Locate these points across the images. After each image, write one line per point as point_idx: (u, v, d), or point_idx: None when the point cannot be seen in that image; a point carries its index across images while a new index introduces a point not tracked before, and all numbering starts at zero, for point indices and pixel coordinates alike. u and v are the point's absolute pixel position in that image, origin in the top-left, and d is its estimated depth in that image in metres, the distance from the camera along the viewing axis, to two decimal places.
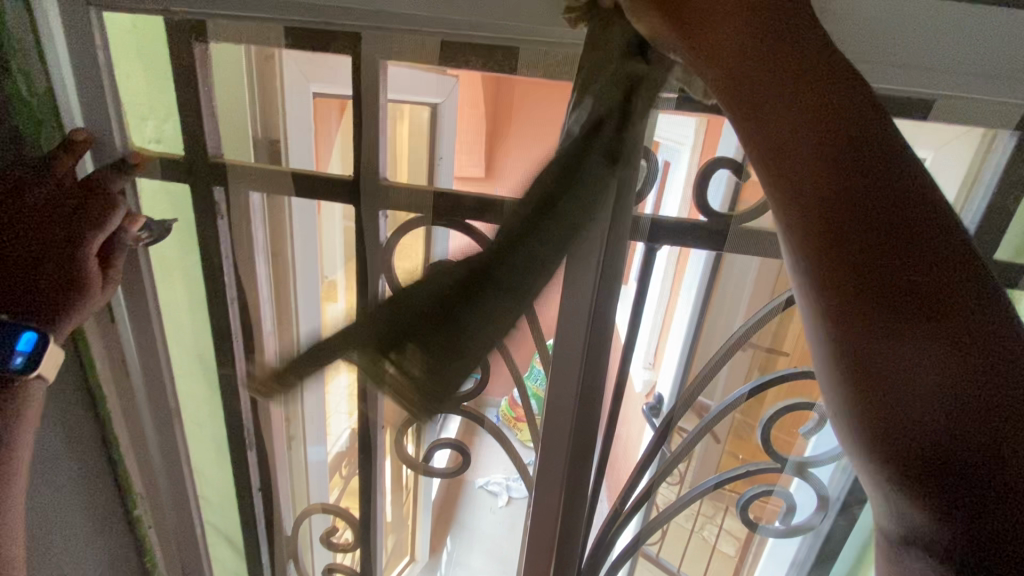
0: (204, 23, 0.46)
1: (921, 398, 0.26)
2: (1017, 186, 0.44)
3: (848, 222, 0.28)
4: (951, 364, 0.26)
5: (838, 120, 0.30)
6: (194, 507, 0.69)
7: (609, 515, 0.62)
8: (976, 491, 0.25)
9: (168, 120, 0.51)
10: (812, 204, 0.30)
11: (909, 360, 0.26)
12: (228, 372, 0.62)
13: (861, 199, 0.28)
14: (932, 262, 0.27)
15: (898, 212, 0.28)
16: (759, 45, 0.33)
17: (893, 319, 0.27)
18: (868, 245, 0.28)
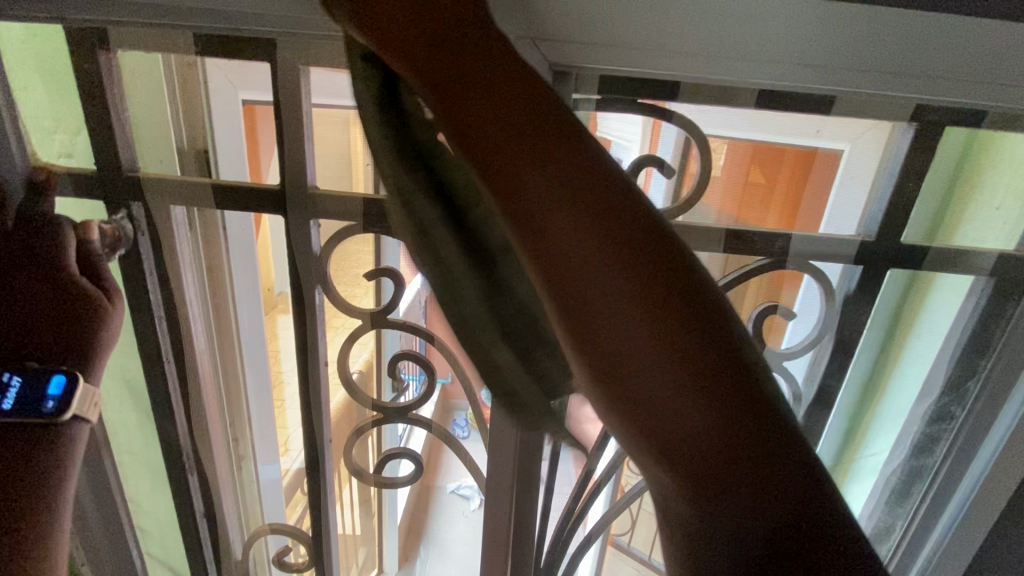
0: (105, 30, 0.44)
1: (680, 441, 0.28)
2: (916, 173, 0.48)
3: (595, 304, 0.29)
4: (698, 412, 0.28)
5: (570, 177, 0.30)
6: (131, 536, 0.65)
7: (567, 507, 0.63)
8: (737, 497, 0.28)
9: (78, 134, 0.49)
10: (574, 289, 0.30)
11: (670, 420, 0.28)
12: (159, 395, 0.59)
13: (608, 269, 0.29)
14: (669, 309, 0.29)
15: (642, 282, 0.29)
16: (449, 77, 0.32)
17: (628, 362, 0.29)
18: (621, 329, 0.29)
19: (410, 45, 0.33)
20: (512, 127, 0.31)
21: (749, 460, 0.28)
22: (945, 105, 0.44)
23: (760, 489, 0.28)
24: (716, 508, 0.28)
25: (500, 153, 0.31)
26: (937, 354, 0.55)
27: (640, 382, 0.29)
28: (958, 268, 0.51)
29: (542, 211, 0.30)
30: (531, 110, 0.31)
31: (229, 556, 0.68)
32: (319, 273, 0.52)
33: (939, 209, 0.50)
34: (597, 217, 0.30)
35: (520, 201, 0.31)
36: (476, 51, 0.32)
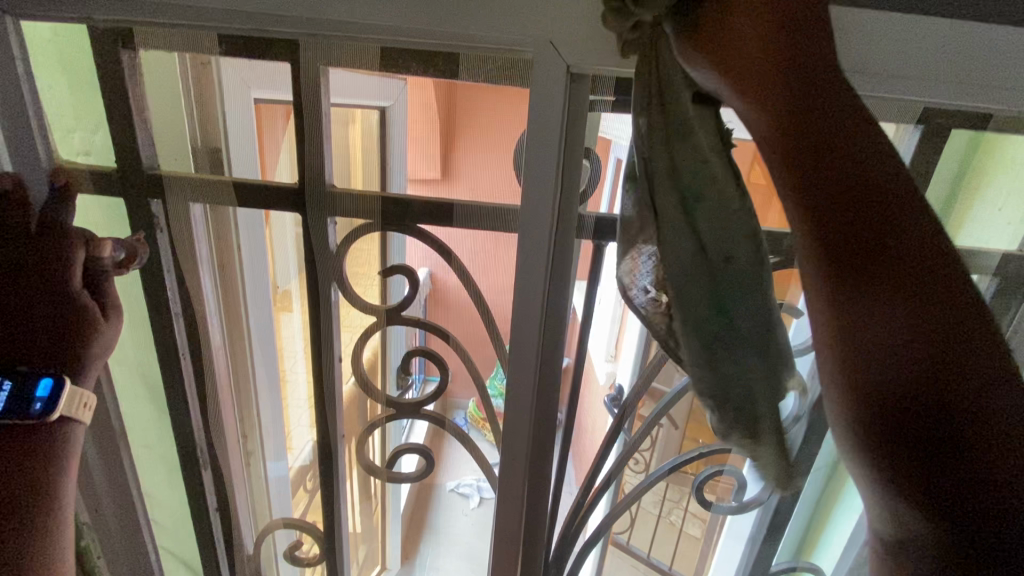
0: (131, 30, 0.45)
1: (899, 397, 0.35)
2: (923, 175, 0.49)
3: (869, 292, 0.36)
4: (930, 372, 0.35)
5: (854, 167, 0.36)
6: (145, 530, 0.66)
7: (574, 503, 0.64)
8: (953, 455, 0.34)
9: (98, 131, 0.49)
10: (857, 275, 0.36)
11: (905, 376, 0.35)
12: (175, 390, 0.60)
13: (874, 245, 0.36)
14: (915, 288, 0.36)
15: (917, 290, 0.36)
16: (779, 66, 0.36)
17: (872, 325, 0.36)
18: (879, 316, 0.36)
19: (733, 56, 0.37)
20: (814, 119, 0.36)
21: (976, 422, 0.35)
22: (951, 107, 0.45)
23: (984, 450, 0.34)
24: (921, 457, 0.35)
25: (797, 137, 0.36)
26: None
27: (874, 341, 0.36)
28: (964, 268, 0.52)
29: (815, 187, 0.36)
30: (844, 108, 0.36)
31: (241, 550, 0.68)
32: (337, 274, 0.53)
33: (944, 212, 0.51)
34: (887, 226, 0.36)
35: (816, 201, 0.36)
36: (811, 63, 0.36)
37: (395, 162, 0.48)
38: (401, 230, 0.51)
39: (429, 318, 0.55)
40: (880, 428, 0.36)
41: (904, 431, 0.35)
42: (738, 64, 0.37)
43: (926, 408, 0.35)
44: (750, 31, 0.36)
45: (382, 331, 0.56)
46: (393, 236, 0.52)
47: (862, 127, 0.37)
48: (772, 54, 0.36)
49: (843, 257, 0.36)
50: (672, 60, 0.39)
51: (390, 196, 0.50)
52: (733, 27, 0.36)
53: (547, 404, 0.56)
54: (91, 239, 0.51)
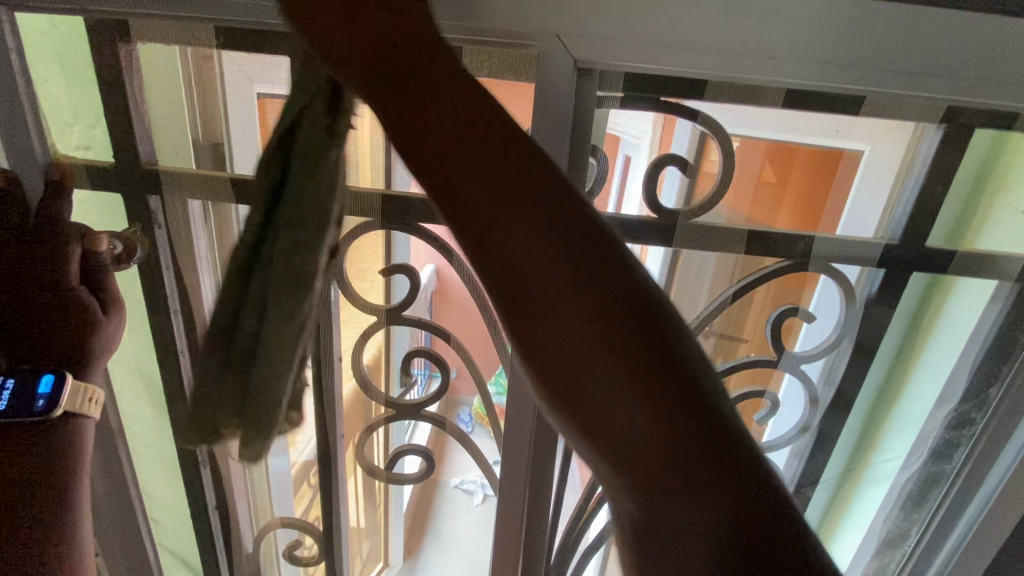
0: (127, 22, 0.44)
1: (619, 434, 0.29)
2: (943, 176, 0.47)
3: (552, 337, 0.30)
4: (625, 396, 0.29)
5: (499, 156, 0.31)
6: (143, 527, 0.66)
7: (577, 508, 0.63)
8: (661, 491, 0.28)
9: (97, 126, 0.49)
10: (535, 324, 0.30)
11: (616, 411, 0.29)
12: (174, 388, 0.59)
13: (536, 246, 0.30)
14: (599, 294, 0.30)
15: (589, 298, 0.30)
16: (387, 48, 0.33)
17: (568, 353, 0.30)
18: (589, 352, 0.29)
19: (356, 65, 0.33)
20: (441, 105, 0.31)
21: (657, 452, 0.28)
22: (978, 106, 0.43)
23: (664, 472, 0.28)
24: (663, 499, 0.28)
25: (426, 134, 0.32)
26: (959, 358, 0.54)
27: (572, 370, 0.30)
28: (982, 272, 0.50)
29: (469, 188, 0.31)
30: (455, 93, 0.32)
31: (239, 548, 0.68)
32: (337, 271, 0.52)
33: (964, 214, 0.49)
34: (546, 222, 0.31)
35: (463, 203, 0.31)
36: (435, 79, 0.32)
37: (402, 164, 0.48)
38: (406, 229, 0.51)
39: (434, 318, 0.54)
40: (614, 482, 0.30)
41: (653, 495, 0.29)
42: (344, 57, 0.34)
43: (637, 438, 0.29)
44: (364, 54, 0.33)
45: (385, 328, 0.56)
46: (398, 234, 0.51)
47: (489, 111, 0.32)
48: (384, 47, 0.33)
49: (521, 268, 0.30)
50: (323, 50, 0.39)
51: (392, 194, 0.49)
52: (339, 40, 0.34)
53: None
54: (88, 235, 0.51)
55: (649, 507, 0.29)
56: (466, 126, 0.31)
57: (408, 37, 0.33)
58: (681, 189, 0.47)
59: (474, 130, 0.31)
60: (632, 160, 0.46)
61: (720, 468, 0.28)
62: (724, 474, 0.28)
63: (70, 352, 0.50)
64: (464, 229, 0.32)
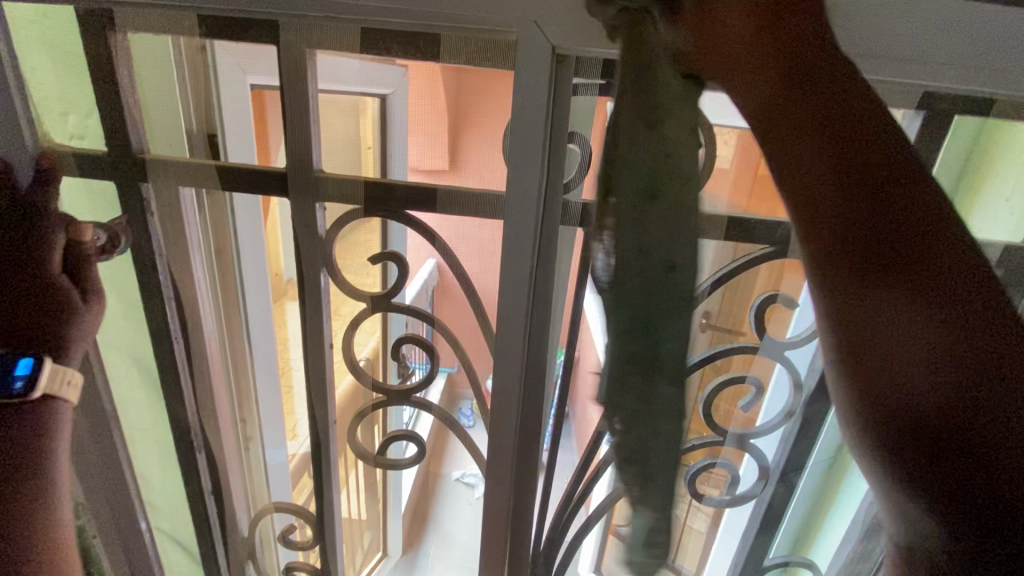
0: (111, 11, 0.45)
1: (922, 381, 0.35)
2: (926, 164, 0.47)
3: (874, 299, 0.36)
4: (959, 351, 0.35)
5: (853, 140, 0.38)
6: (140, 510, 0.67)
7: (566, 494, 0.64)
8: (976, 443, 0.34)
9: (90, 115, 0.50)
10: (852, 289, 0.37)
11: (923, 359, 0.35)
12: (168, 374, 0.60)
13: (865, 217, 0.37)
14: (927, 262, 0.37)
15: (917, 267, 0.36)
16: (758, 38, 0.38)
17: (886, 310, 0.36)
18: (912, 313, 0.36)
19: (723, 60, 0.39)
20: (800, 100, 0.38)
21: (935, 403, 0.35)
22: (951, 91, 0.44)
23: (979, 427, 0.34)
24: (929, 439, 0.35)
25: (786, 123, 0.39)
26: None
27: (891, 321, 0.36)
28: None
29: (806, 164, 0.38)
30: (806, 85, 0.38)
31: (236, 531, 0.69)
32: (325, 256, 0.53)
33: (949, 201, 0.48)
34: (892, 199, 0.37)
35: (800, 171, 0.39)
36: (814, 82, 0.38)
37: (395, 150, 0.48)
38: (399, 219, 0.51)
39: (435, 311, 0.55)
40: (875, 414, 0.37)
41: (964, 444, 0.34)
42: (732, 49, 0.39)
43: (940, 386, 0.35)
44: (750, 53, 0.39)
45: (379, 315, 0.56)
46: (394, 225, 0.52)
47: (857, 105, 0.39)
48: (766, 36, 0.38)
49: (843, 229, 0.37)
50: (662, 46, 0.38)
51: (382, 181, 0.49)
52: (724, 25, 0.38)
53: (533, 393, 0.55)
54: (71, 224, 0.51)
55: (913, 441, 0.36)
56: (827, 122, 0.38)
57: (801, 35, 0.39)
58: None
59: (842, 125, 0.38)
60: None
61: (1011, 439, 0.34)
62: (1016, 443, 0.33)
63: (47, 337, 0.50)
64: (787, 193, 0.40)
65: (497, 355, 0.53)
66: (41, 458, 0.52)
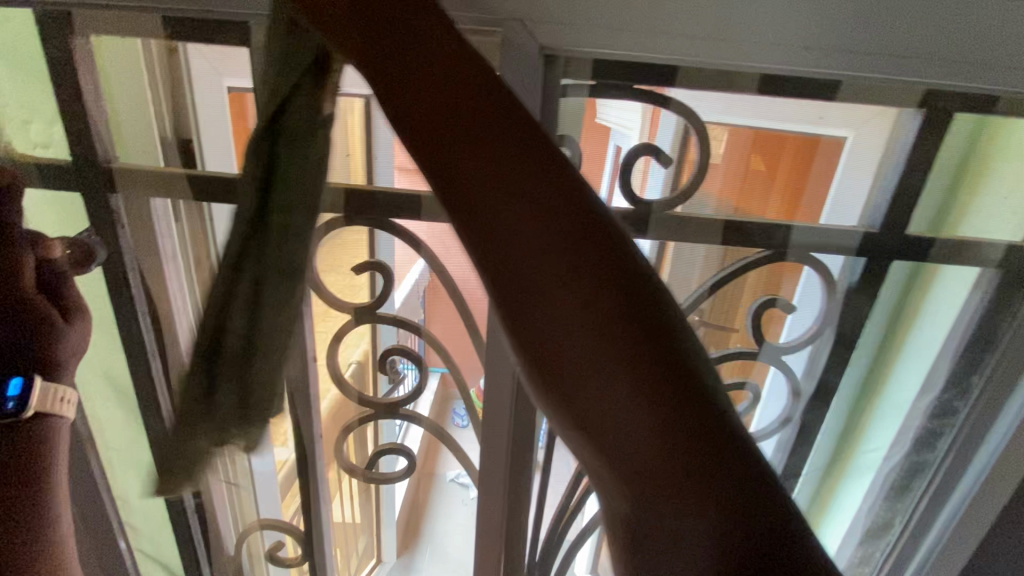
0: (72, 14, 0.42)
1: (601, 413, 0.28)
2: (920, 163, 0.46)
3: (551, 338, 0.29)
4: (618, 377, 0.28)
5: (485, 117, 0.30)
6: (120, 532, 0.65)
7: (560, 507, 0.61)
8: (680, 487, 0.27)
9: (54, 123, 0.47)
10: (515, 314, 0.30)
11: (591, 384, 0.28)
12: (145, 391, 0.58)
13: (528, 217, 0.29)
14: (584, 259, 0.29)
15: (578, 267, 0.29)
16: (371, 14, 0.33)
17: (557, 328, 0.29)
18: (567, 327, 0.29)
19: (354, 47, 0.34)
20: (445, 75, 0.31)
21: (648, 440, 0.27)
22: (957, 90, 0.42)
23: (677, 468, 0.27)
24: (642, 488, 0.28)
25: (426, 103, 0.31)
26: (951, 330, 0.53)
27: (547, 339, 0.29)
28: (965, 259, 0.49)
29: (464, 162, 0.30)
30: (434, 54, 0.31)
31: (221, 550, 0.67)
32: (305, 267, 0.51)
33: (943, 199, 0.48)
34: (530, 191, 0.30)
35: (449, 155, 0.31)
36: (436, 68, 0.31)
37: (382, 155, 0.46)
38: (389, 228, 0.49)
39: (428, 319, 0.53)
40: (592, 458, 0.29)
41: (661, 494, 0.28)
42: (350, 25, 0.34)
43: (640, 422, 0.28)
44: (371, 34, 0.33)
45: (372, 325, 0.54)
46: (383, 234, 0.50)
47: (477, 74, 0.31)
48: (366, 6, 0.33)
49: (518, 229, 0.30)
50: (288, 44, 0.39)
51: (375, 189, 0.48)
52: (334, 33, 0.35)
53: (527, 401, 0.53)
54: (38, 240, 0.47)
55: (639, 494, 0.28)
56: (477, 96, 0.30)
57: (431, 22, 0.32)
58: (668, 175, 0.46)
59: (480, 100, 0.30)
60: (621, 151, 0.45)
61: (707, 474, 0.27)
62: (721, 479, 0.27)
63: (36, 357, 0.47)
64: (446, 190, 0.31)
65: (490, 358, 0.52)
66: (21, 487, 0.49)
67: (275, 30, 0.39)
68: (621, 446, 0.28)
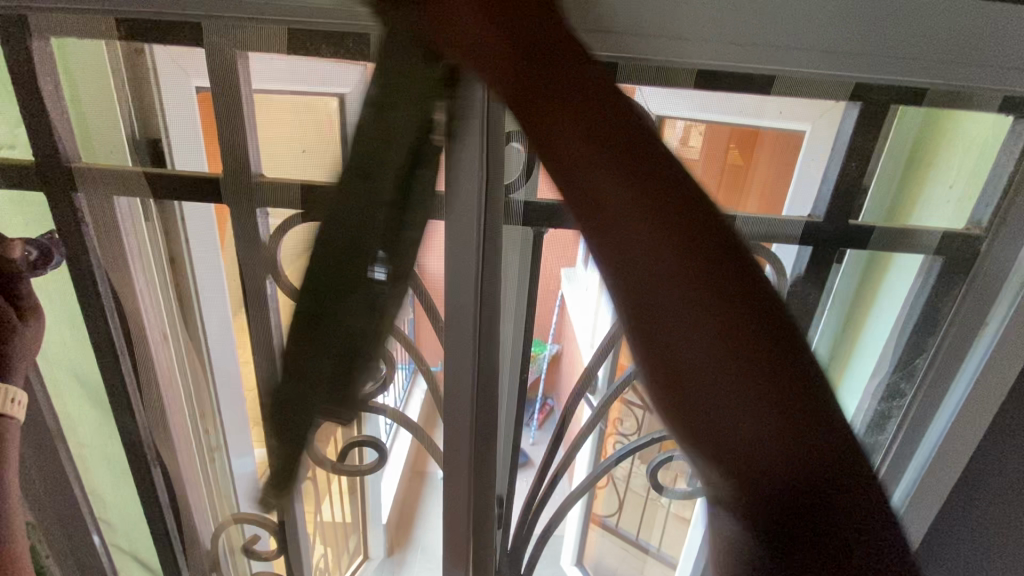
0: (29, 18, 0.44)
1: (724, 426, 0.29)
2: (854, 153, 0.48)
3: (678, 350, 0.30)
4: (749, 395, 0.29)
5: (625, 137, 0.32)
6: (95, 527, 0.66)
7: (529, 494, 0.64)
8: (796, 504, 0.29)
9: (15, 124, 0.48)
10: (642, 325, 0.30)
11: (721, 401, 0.29)
12: (114, 388, 0.59)
13: (661, 235, 0.30)
14: (718, 280, 0.30)
15: (712, 284, 0.30)
16: (494, 26, 0.34)
17: (687, 344, 0.30)
18: (700, 343, 0.29)
19: (483, 60, 0.35)
20: (583, 98, 0.33)
21: (771, 459, 0.29)
22: (881, 82, 0.44)
23: (793, 484, 0.29)
24: (762, 502, 0.29)
25: (554, 122, 0.33)
26: (898, 313, 0.55)
27: (677, 350, 0.30)
28: (907, 247, 0.51)
29: (592, 173, 0.32)
30: (538, 75, 0.33)
31: (196, 546, 0.68)
32: (267, 264, 0.51)
33: (883, 188, 0.49)
34: (663, 212, 0.31)
35: (578, 169, 0.32)
36: (564, 93, 0.33)
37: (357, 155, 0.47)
38: None
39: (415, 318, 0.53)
40: (712, 470, 0.30)
41: (781, 511, 0.29)
42: (472, 44, 0.35)
43: (768, 437, 0.29)
44: (489, 42, 0.34)
45: None
46: None
47: (613, 101, 0.33)
48: (498, 21, 0.34)
49: (647, 244, 0.30)
50: (408, 33, 0.37)
51: None
52: (455, 28, 0.35)
53: (487, 393, 0.54)
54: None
55: (760, 503, 0.29)
56: (610, 120, 0.32)
57: (544, 31, 0.34)
58: None
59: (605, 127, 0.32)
60: None
61: (821, 489, 0.30)
62: (839, 498, 0.30)
63: None
64: (576, 200, 0.32)
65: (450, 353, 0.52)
66: None
67: (394, 43, 0.38)
68: (750, 459, 0.29)
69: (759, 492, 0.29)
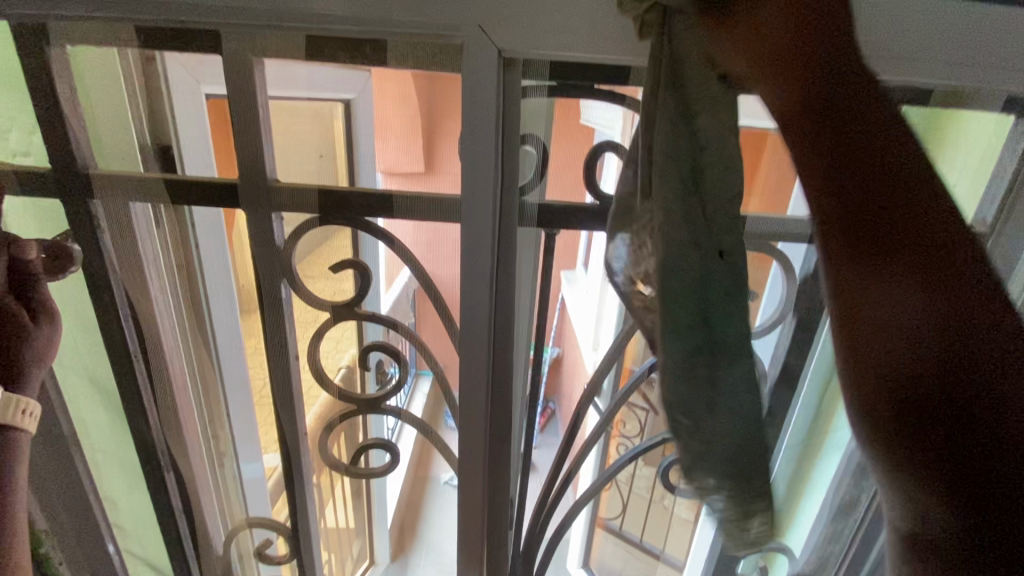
0: (46, 25, 0.44)
1: (892, 371, 0.35)
2: None
3: (878, 305, 0.35)
4: (925, 343, 0.34)
5: (865, 115, 0.35)
6: (108, 533, 0.66)
7: (539, 499, 0.64)
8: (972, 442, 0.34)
9: (33, 132, 0.48)
10: (857, 287, 0.35)
11: (903, 349, 0.34)
12: (129, 393, 0.59)
13: (884, 203, 0.34)
14: (922, 242, 0.35)
15: (907, 248, 0.34)
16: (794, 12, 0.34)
17: (883, 298, 0.35)
18: (896, 299, 0.34)
19: (754, 59, 0.36)
20: (813, 75, 0.34)
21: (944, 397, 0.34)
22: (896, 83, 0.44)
23: (968, 420, 0.34)
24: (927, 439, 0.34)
25: (808, 97, 0.35)
26: None
27: (874, 305, 0.35)
28: None
29: (815, 148, 0.35)
30: (807, 56, 0.34)
31: (210, 550, 0.68)
32: (285, 267, 0.52)
33: None
34: (891, 182, 0.34)
35: (806, 147, 0.35)
36: (831, 75, 0.34)
37: (363, 157, 0.49)
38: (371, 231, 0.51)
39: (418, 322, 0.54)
40: (879, 407, 0.36)
41: (960, 446, 0.34)
42: (763, 38, 0.35)
43: (938, 382, 0.34)
44: (782, 33, 0.35)
45: (358, 323, 0.56)
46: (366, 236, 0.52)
47: (852, 76, 0.35)
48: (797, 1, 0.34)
49: (870, 209, 0.34)
50: (694, 36, 0.36)
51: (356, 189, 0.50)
52: (730, 44, 0.36)
53: (502, 393, 0.54)
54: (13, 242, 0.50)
55: (925, 441, 0.35)
56: (841, 92, 0.35)
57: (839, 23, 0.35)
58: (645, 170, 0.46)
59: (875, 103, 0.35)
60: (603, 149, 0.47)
61: (998, 429, 0.33)
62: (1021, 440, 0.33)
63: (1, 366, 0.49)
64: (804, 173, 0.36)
65: (466, 357, 0.52)
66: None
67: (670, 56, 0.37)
68: (914, 397, 0.34)
69: (922, 428, 0.34)
